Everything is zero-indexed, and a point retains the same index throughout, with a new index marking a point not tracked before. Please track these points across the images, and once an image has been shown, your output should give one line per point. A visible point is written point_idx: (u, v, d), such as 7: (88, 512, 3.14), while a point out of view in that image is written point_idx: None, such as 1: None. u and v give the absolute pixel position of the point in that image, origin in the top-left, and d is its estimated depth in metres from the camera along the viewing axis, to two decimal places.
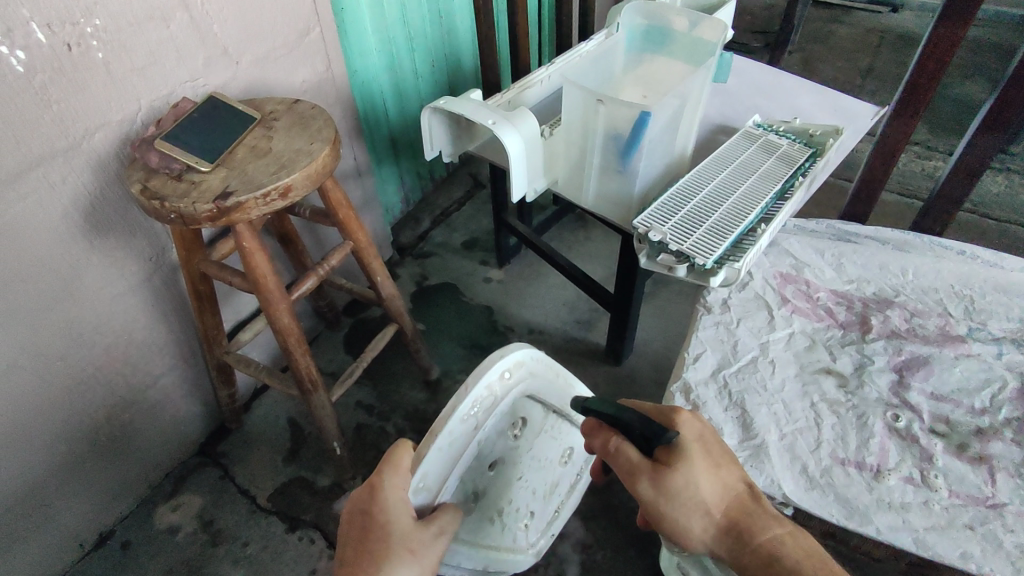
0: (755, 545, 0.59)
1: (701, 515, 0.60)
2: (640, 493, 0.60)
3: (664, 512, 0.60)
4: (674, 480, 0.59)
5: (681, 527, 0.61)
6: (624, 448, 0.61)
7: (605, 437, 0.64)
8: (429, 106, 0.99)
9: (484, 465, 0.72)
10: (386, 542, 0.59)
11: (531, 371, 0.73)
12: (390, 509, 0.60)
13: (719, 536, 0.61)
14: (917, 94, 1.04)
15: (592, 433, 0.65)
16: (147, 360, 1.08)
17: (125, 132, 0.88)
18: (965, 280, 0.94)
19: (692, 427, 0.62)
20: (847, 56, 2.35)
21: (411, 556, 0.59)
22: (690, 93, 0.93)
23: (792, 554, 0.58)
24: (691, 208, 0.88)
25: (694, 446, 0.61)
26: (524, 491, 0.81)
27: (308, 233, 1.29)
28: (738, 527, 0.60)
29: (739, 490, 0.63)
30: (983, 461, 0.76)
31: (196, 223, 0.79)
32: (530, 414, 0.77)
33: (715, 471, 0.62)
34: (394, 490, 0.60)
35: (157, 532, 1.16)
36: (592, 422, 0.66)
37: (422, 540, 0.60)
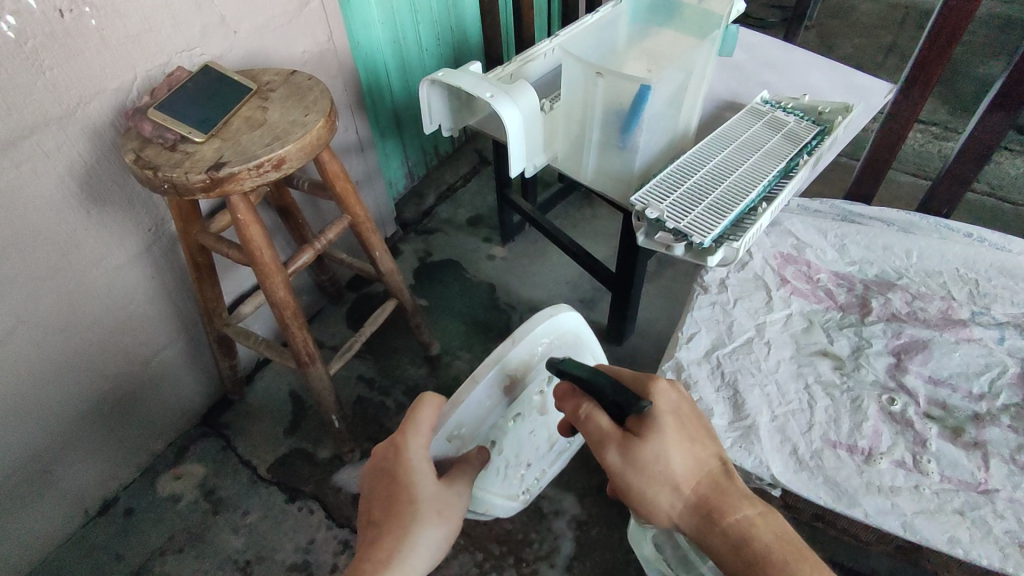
0: (724, 524, 0.58)
1: (669, 492, 0.59)
2: (608, 462, 0.60)
3: (632, 485, 0.59)
4: (643, 451, 0.59)
5: (649, 501, 0.60)
6: (595, 414, 0.61)
7: (576, 403, 0.64)
8: (426, 78, 0.97)
9: (506, 419, 0.76)
10: (414, 504, 0.61)
11: (567, 337, 0.78)
12: (415, 469, 0.62)
13: (687, 513, 0.60)
14: (927, 70, 1.01)
15: (564, 399, 0.65)
16: (148, 330, 1.09)
17: (120, 101, 0.87)
18: (970, 263, 0.92)
19: (668, 397, 0.62)
20: (868, 32, 2.28)
21: (439, 517, 0.62)
22: (693, 67, 0.90)
23: (762, 536, 0.59)
24: (690, 185, 0.87)
25: (667, 417, 0.60)
26: (526, 443, 0.82)
27: (309, 207, 1.29)
28: (706, 504, 0.59)
29: (712, 465, 0.61)
30: (978, 446, 0.75)
31: (189, 193, 0.79)
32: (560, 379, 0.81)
33: (689, 445, 0.61)
34: (419, 450, 0.63)
35: (160, 500, 1.18)
36: (565, 387, 0.65)
37: (449, 498, 0.63)
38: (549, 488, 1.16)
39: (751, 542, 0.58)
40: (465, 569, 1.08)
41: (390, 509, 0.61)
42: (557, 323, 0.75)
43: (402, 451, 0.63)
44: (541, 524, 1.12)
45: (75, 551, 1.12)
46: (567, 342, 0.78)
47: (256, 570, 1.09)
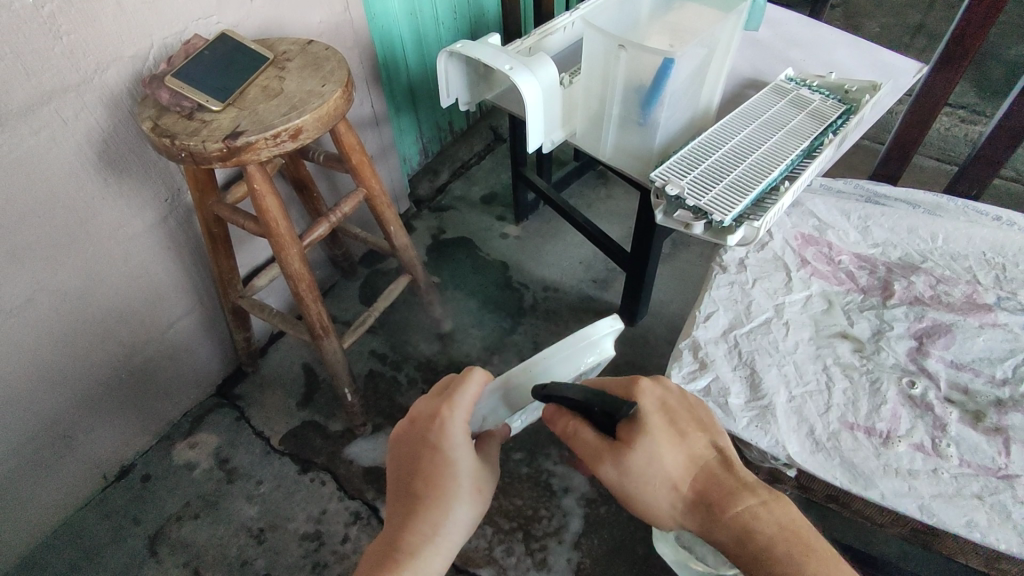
0: (727, 519, 0.57)
1: (667, 492, 0.60)
2: (603, 473, 0.62)
3: (629, 491, 0.60)
4: (634, 455, 0.59)
5: (650, 504, 0.61)
6: (583, 430, 0.63)
7: (565, 422, 0.66)
8: (445, 50, 0.96)
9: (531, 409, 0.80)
10: (455, 480, 0.62)
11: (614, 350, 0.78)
12: (459, 444, 0.63)
13: (689, 510, 0.60)
14: (962, 47, 0.97)
15: (554, 418, 0.67)
16: (164, 299, 1.09)
17: (137, 69, 0.87)
18: (997, 248, 0.90)
19: (651, 396, 0.64)
20: (896, 11, 2.22)
21: (477, 494, 0.63)
22: (717, 41, 0.88)
23: (764, 527, 0.56)
24: (711, 163, 0.85)
25: (654, 418, 0.61)
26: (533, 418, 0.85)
27: (323, 180, 1.28)
28: (707, 499, 0.59)
29: (708, 459, 0.62)
30: (999, 432, 0.74)
31: (206, 162, 0.78)
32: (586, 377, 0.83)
33: (681, 440, 0.62)
34: (460, 424, 0.64)
35: (176, 467, 1.20)
36: (552, 408, 0.67)
37: (485, 476, 0.65)
38: (558, 465, 1.17)
39: (754, 534, 0.56)
40: (475, 543, 1.09)
41: (430, 483, 0.62)
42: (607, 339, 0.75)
43: (446, 425, 0.64)
44: (550, 500, 1.13)
45: (93, 516, 1.14)
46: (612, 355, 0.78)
47: (269, 538, 1.11)
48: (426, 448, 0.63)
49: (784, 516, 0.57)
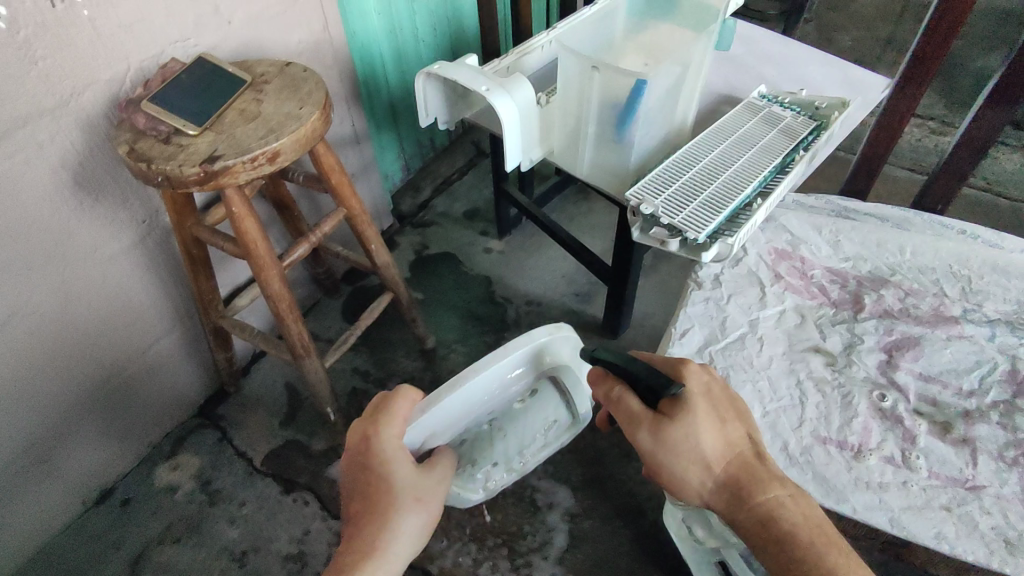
0: (754, 504, 0.60)
1: (699, 469, 0.61)
2: (639, 442, 0.63)
3: (662, 463, 0.62)
4: (673, 430, 0.61)
5: (679, 478, 0.62)
6: (627, 398, 0.65)
7: (608, 387, 0.68)
8: (423, 71, 0.97)
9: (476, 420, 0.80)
10: (393, 494, 0.62)
11: (561, 358, 0.83)
12: (392, 459, 0.63)
13: (717, 490, 0.62)
14: (923, 66, 1.01)
15: (597, 384, 0.70)
16: (142, 320, 1.09)
17: (114, 92, 0.87)
18: (962, 260, 0.92)
19: (698, 379, 0.65)
20: (868, 25, 2.27)
21: (418, 504, 0.63)
22: (690, 61, 0.90)
23: (790, 516, 0.59)
24: (685, 181, 0.87)
25: (698, 400, 0.63)
26: (499, 442, 0.83)
27: (305, 200, 1.29)
28: (735, 484, 0.61)
29: (743, 448, 0.63)
30: (967, 443, 0.75)
31: (183, 186, 0.78)
32: (548, 394, 0.84)
33: (720, 424, 0.63)
34: (392, 439, 0.64)
35: (156, 490, 1.19)
36: (597, 371, 0.70)
37: (428, 486, 0.65)
38: (543, 481, 1.17)
39: (777, 521, 0.59)
40: (460, 560, 1.09)
41: (370, 500, 0.62)
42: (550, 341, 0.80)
43: (377, 442, 0.64)
44: (535, 516, 1.13)
45: (72, 541, 1.12)
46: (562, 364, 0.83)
47: (252, 561, 1.10)
48: (362, 467, 0.64)
49: (811, 511, 0.60)
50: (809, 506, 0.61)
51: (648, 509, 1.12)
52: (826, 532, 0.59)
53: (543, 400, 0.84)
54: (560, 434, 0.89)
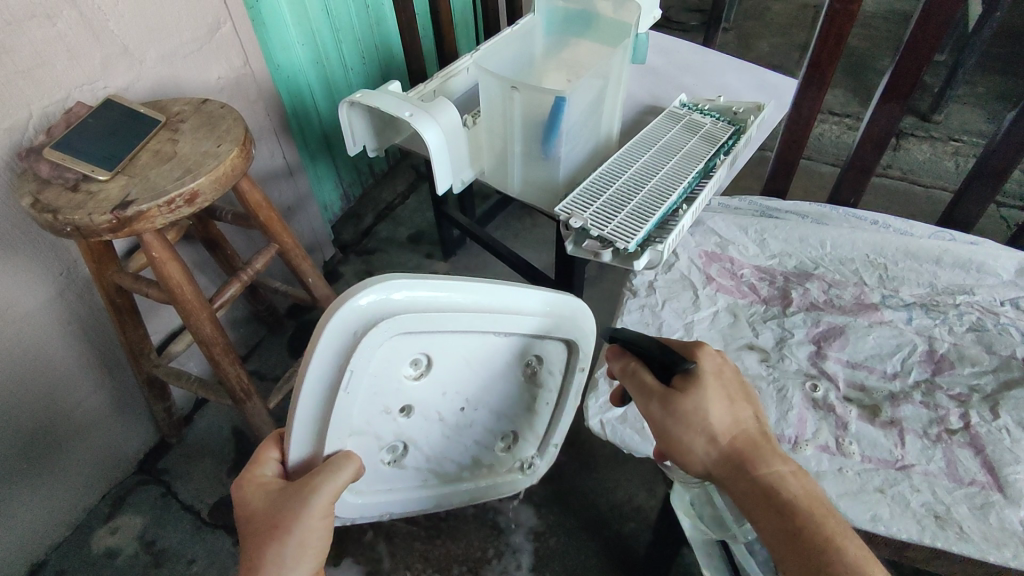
0: (756, 475, 0.58)
1: (705, 440, 0.60)
2: (650, 414, 0.62)
3: (668, 432, 0.61)
4: (684, 401, 0.60)
5: (683, 448, 0.61)
6: (641, 372, 0.63)
7: (625, 363, 0.65)
8: (345, 100, 0.96)
9: (388, 413, 0.62)
10: (258, 530, 0.57)
11: (417, 310, 0.54)
12: (252, 500, 0.58)
13: (720, 463, 0.60)
14: (820, 69, 1.04)
15: (615, 360, 0.67)
16: (66, 379, 1.02)
17: (15, 141, 0.83)
18: (878, 248, 0.98)
19: (713, 360, 0.63)
20: (783, 31, 2.40)
21: (279, 530, 0.56)
22: (608, 75, 0.92)
23: (791, 490, 0.57)
24: (614, 191, 0.88)
25: (711, 376, 0.61)
26: (485, 412, 0.72)
27: (237, 237, 1.25)
28: (740, 457, 0.59)
29: (750, 426, 0.61)
30: (895, 424, 0.79)
31: (96, 235, 0.75)
32: (481, 335, 0.63)
33: (728, 401, 0.61)
34: (253, 480, 0.59)
35: (95, 557, 1.11)
36: (616, 349, 0.67)
37: (289, 510, 0.56)
38: (504, 502, 1.15)
39: (780, 492, 0.57)
40: None
41: (244, 548, 0.58)
42: (376, 311, 0.52)
43: (244, 487, 0.59)
44: (498, 539, 1.11)
45: None
46: (435, 314, 0.55)
47: None
48: (237, 519, 0.59)
49: (811, 486, 0.58)
50: (813, 485, 0.58)
51: (611, 519, 1.12)
52: (826, 507, 0.56)
53: (486, 343, 0.64)
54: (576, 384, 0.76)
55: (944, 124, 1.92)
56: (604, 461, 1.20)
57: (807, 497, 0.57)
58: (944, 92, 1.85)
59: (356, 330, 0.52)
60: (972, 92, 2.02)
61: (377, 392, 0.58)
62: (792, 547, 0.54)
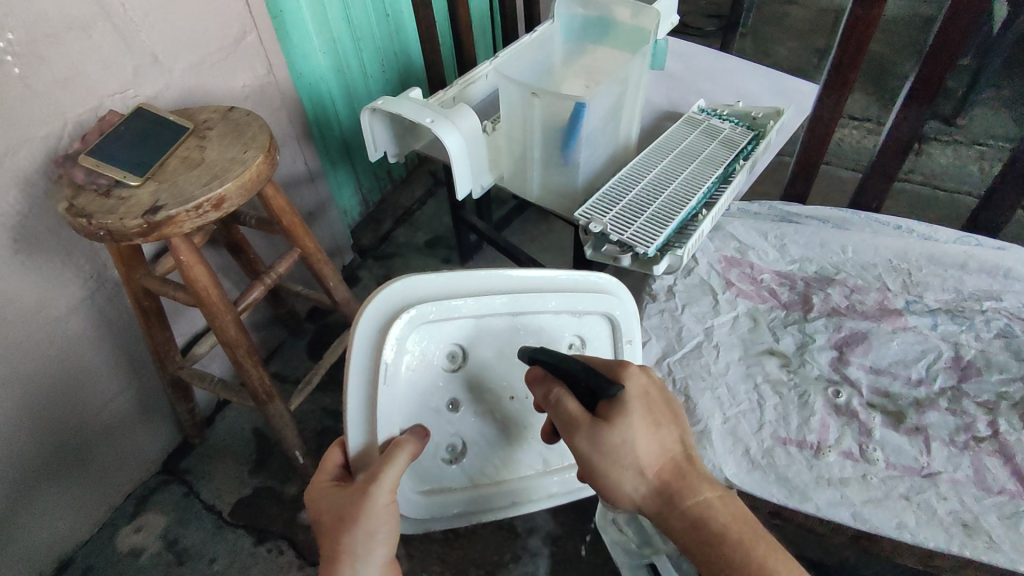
0: (685, 507, 0.58)
1: (632, 475, 0.58)
2: (577, 447, 0.58)
3: (598, 468, 0.58)
4: (611, 434, 0.57)
5: (613, 483, 0.59)
6: (565, 401, 0.58)
7: (546, 389, 0.60)
8: (367, 107, 0.98)
9: (436, 405, 0.64)
10: (331, 529, 0.59)
11: (432, 298, 0.61)
12: (321, 503, 0.60)
13: (649, 495, 0.59)
14: (841, 74, 1.03)
15: (534, 384, 0.61)
16: (94, 379, 1.05)
17: (51, 149, 0.85)
18: (901, 254, 0.96)
19: (637, 383, 0.60)
20: (801, 36, 2.38)
21: (348, 524, 0.57)
22: (628, 80, 0.93)
23: (719, 517, 0.58)
24: (633, 197, 0.88)
25: (636, 403, 0.59)
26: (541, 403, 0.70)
27: (260, 242, 1.28)
28: (669, 488, 0.59)
29: (675, 451, 0.61)
30: (920, 432, 0.78)
31: (127, 239, 0.77)
32: (511, 322, 0.66)
33: (654, 428, 0.59)
34: (320, 484, 0.61)
35: (120, 555, 1.14)
36: (535, 370, 0.61)
37: (355, 500, 0.57)
38: None
39: (708, 522, 0.57)
40: None
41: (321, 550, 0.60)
42: (390, 307, 0.59)
43: (312, 491, 0.62)
44: (515, 543, 1.11)
45: None
46: (452, 299, 0.61)
47: None
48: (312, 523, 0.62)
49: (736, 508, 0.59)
50: (739, 507, 0.59)
51: None
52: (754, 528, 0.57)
53: (519, 327, 0.66)
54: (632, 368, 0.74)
55: (968, 128, 1.90)
56: None
57: (732, 518, 0.58)
58: (967, 96, 1.83)
59: (380, 323, 0.59)
60: (996, 96, 1.99)
61: (419, 389, 0.63)
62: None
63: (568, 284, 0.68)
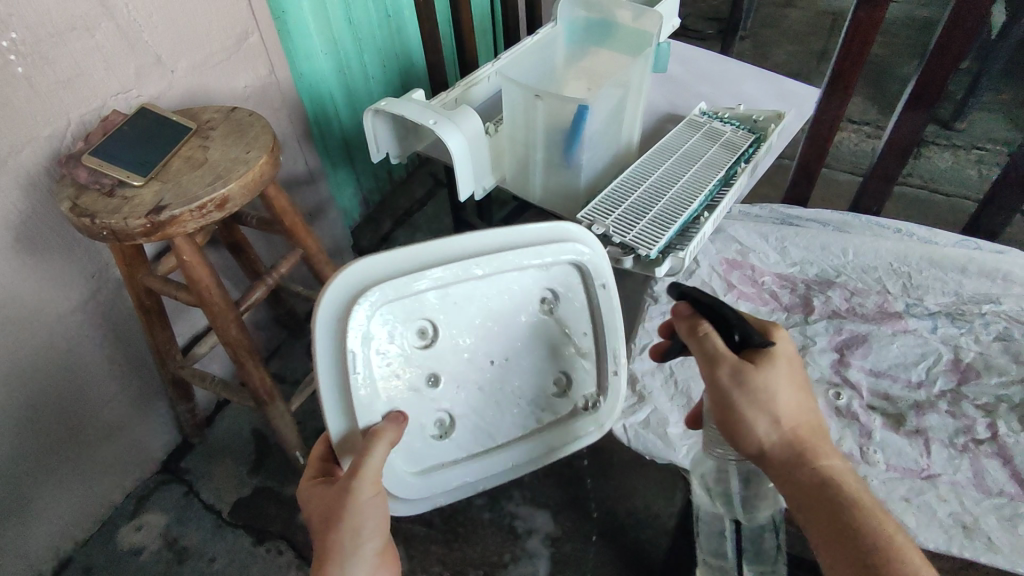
0: (814, 466, 0.59)
1: (769, 422, 0.59)
2: (719, 382, 0.59)
3: (738, 405, 0.59)
4: (758, 379, 0.58)
5: (747, 424, 0.60)
6: (713, 337, 0.59)
7: (692, 321, 0.61)
8: (370, 108, 0.98)
9: (416, 380, 0.64)
10: (319, 526, 0.59)
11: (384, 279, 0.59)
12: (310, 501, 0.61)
13: (778, 446, 0.60)
14: (844, 77, 1.04)
15: (679, 315, 0.62)
16: (96, 379, 1.05)
17: (53, 148, 0.85)
18: (901, 257, 0.97)
19: (786, 342, 0.62)
20: (801, 39, 2.39)
21: (335, 519, 0.58)
22: (630, 82, 0.93)
23: (845, 483, 0.58)
24: (636, 199, 0.89)
25: (785, 360, 0.60)
26: (525, 364, 0.70)
27: (261, 242, 1.27)
28: (801, 445, 0.60)
29: (809, 415, 0.62)
30: (920, 434, 0.79)
31: (130, 239, 0.77)
32: (478, 287, 0.65)
33: (797, 388, 0.61)
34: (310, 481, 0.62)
35: (120, 554, 1.14)
36: (680, 305, 0.63)
37: (340, 496, 0.58)
38: (521, 507, 1.16)
39: (838, 484, 0.58)
40: None
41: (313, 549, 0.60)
42: (344, 295, 0.58)
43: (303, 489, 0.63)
44: (515, 543, 1.12)
45: None
46: (407, 277, 0.60)
47: None
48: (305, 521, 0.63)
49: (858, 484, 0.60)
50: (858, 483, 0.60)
51: (628, 526, 1.12)
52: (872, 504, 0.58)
53: (488, 292, 0.65)
54: (612, 310, 0.71)
55: (966, 132, 1.91)
56: (622, 468, 1.20)
57: (857, 489, 0.58)
58: (966, 100, 1.84)
59: (338, 317, 0.58)
60: (995, 100, 2.00)
61: (395, 369, 0.63)
62: (837, 540, 0.55)
63: (525, 237, 0.65)
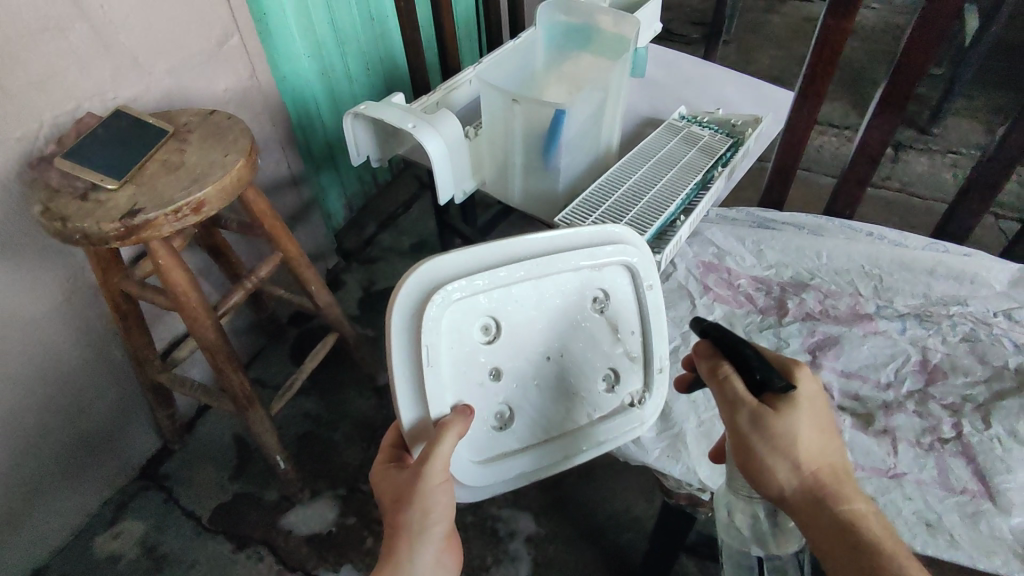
0: (837, 511, 0.55)
1: (789, 467, 0.57)
2: (737, 424, 0.58)
3: (754, 448, 0.57)
4: (776, 421, 0.57)
5: (765, 469, 0.57)
6: (732, 379, 0.59)
7: (713, 364, 0.61)
8: (349, 111, 0.98)
9: (479, 375, 0.64)
10: (391, 510, 0.61)
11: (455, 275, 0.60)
12: (381, 485, 0.62)
13: (800, 493, 0.57)
14: (816, 84, 1.05)
15: (702, 359, 0.63)
16: (72, 384, 1.04)
17: (26, 151, 0.85)
18: (873, 260, 0.99)
19: (811, 384, 0.60)
20: (782, 45, 2.42)
21: (405, 505, 0.60)
22: (608, 87, 0.94)
23: (873, 531, 0.54)
24: (613, 202, 0.90)
25: (808, 402, 0.58)
26: (580, 359, 0.70)
27: (241, 245, 1.27)
28: (823, 490, 0.56)
29: (837, 460, 0.59)
30: (888, 433, 0.80)
31: (104, 243, 0.76)
32: (539, 285, 0.65)
33: (822, 432, 0.58)
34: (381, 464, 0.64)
35: (97, 561, 1.12)
36: (705, 347, 0.63)
37: (410, 478, 0.59)
38: (503, 509, 1.16)
39: (858, 530, 0.54)
40: None
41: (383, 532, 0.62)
42: (419, 291, 0.59)
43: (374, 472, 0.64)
44: (496, 546, 1.12)
45: None
46: (474, 277, 0.60)
47: None
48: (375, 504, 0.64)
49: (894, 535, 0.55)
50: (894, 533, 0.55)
51: (608, 528, 1.13)
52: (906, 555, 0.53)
53: (548, 289, 0.66)
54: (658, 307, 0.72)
55: (942, 137, 1.94)
56: (604, 471, 1.21)
57: (885, 536, 0.54)
58: (941, 105, 1.87)
59: (411, 312, 0.59)
60: (970, 105, 2.04)
61: (461, 364, 0.63)
62: None
63: (585, 237, 0.66)
